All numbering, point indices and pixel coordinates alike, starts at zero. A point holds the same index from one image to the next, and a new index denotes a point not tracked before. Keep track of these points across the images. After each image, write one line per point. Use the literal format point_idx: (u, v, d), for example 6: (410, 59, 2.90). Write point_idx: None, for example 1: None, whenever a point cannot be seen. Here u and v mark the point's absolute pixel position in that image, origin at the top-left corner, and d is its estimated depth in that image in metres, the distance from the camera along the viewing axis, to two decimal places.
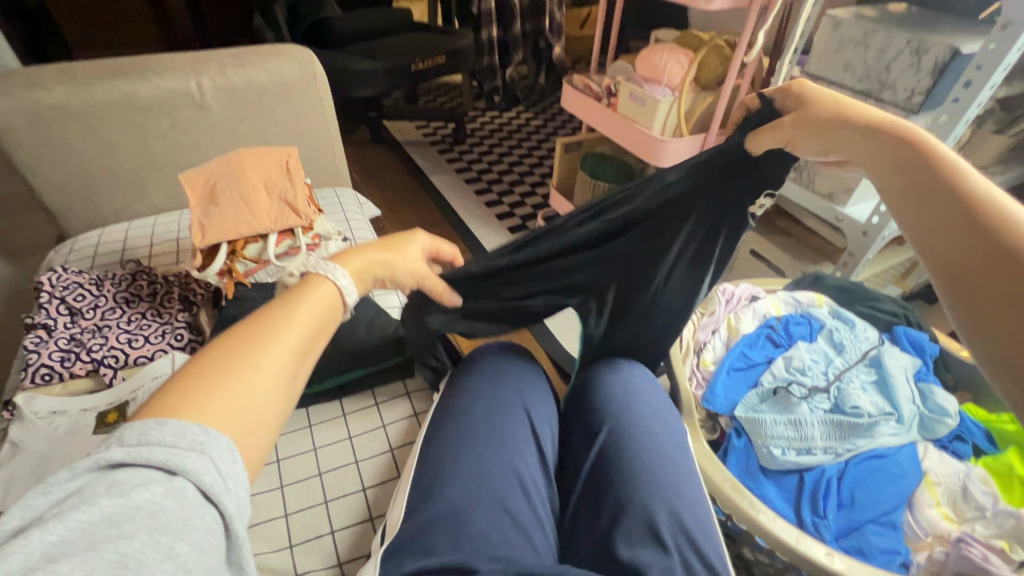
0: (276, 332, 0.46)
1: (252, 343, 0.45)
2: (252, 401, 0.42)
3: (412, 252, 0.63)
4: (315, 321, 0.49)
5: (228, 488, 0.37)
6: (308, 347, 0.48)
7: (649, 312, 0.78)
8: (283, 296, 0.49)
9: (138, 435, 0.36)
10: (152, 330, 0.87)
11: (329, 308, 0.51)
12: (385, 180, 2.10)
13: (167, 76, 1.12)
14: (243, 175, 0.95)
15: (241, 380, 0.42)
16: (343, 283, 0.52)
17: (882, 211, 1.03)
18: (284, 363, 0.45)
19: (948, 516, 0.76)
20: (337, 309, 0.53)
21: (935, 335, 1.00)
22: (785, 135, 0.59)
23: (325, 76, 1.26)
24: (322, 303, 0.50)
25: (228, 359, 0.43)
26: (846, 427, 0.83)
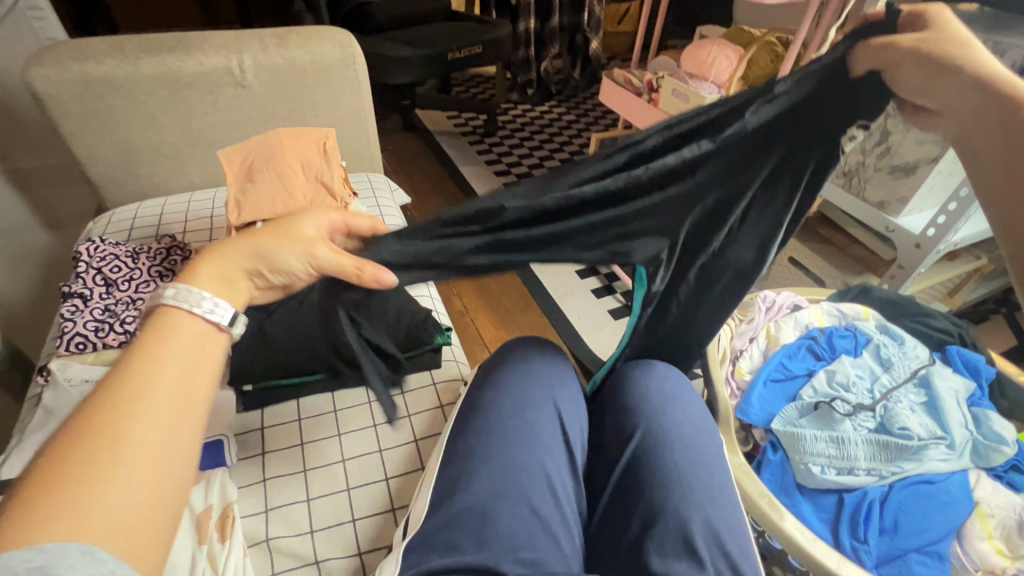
0: (125, 401, 0.43)
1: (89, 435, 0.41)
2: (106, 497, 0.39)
3: (302, 237, 0.54)
4: (180, 373, 0.46)
5: None
6: (178, 402, 0.45)
7: (709, 274, 0.66)
8: (125, 366, 0.45)
9: None
10: None
11: (194, 353, 0.48)
12: (415, 168, 2.09)
13: (210, 53, 1.12)
14: (282, 156, 0.95)
15: (90, 472, 0.39)
16: (202, 311, 0.49)
17: (940, 223, 0.98)
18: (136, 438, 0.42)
19: (1001, 551, 0.71)
20: (211, 349, 0.50)
21: (991, 357, 0.94)
22: (887, 57, 0.48)
23: (364, 60, 1.24)
24: (181, 351, 0.47)
25: (69, 452, 0.40)
26: (893, 449, 0.78)
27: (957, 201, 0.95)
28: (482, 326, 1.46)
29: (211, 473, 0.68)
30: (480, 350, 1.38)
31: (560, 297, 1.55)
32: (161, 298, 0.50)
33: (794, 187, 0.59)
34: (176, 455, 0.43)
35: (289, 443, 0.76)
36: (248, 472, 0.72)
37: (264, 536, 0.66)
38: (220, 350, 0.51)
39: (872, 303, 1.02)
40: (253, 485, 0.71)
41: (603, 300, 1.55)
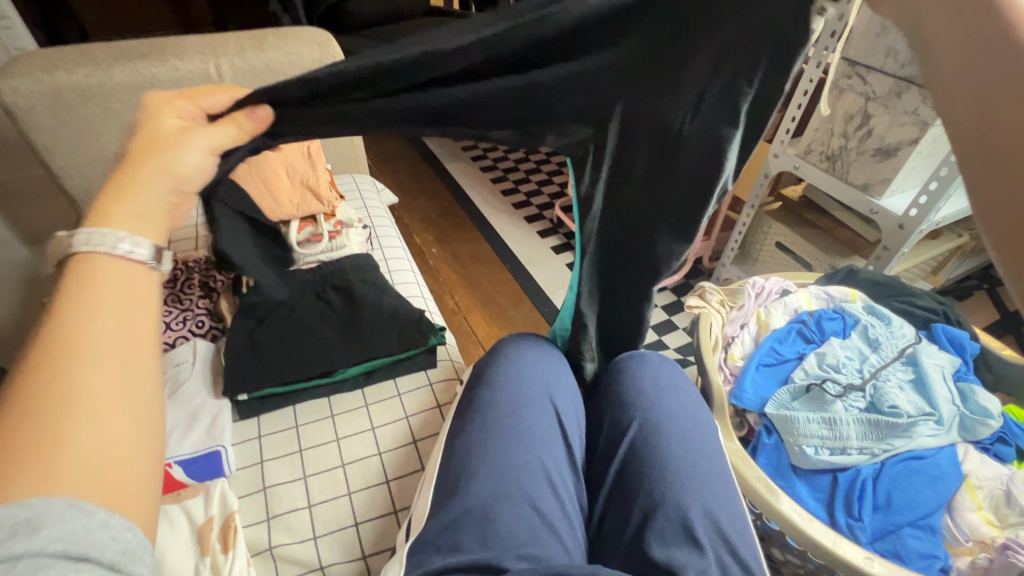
0: (66, 348, 0.40)
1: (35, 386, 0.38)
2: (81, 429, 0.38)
3: (177, 136, 0.52)
4: (124, 311, 0.45)
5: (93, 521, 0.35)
6: (128, 336, 0.43)
7: (658, 181, 0.59)
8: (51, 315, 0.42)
9: None
10: (173, 317, 0.87)
11: (135, 290, 0.47)
12: (400, 167, 2.08)
13: (187, 59, 1.10)
14: (266, 162, 0.94)
15: (55, 408, 0.38)
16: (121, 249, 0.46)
17: (921, 204, 1.00)
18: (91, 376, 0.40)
19: (990, 521, 0.73)
20: (147, 288, 0.48)
21: (975, 333, 0.96)
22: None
23: (344, 61, 1.24)
24: (121, 289, 0.45)
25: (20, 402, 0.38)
26: (884, 427, 0.80)
27: (938, 180, 0.96)
28: (475, 323, 1.46)
29: (211, 483, 0.69)
30: (474, 348, 1.38)
31: (551, 291, 1.56)
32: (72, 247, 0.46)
33: (745, 80, 0.51)
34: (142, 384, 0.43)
35: (288, 450, 0.75)
36: (247, 482, 0.72)
37: (266, 544, 0.66)
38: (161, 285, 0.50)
39: (859, 284, 1.04)
40: (252, 494, 0.71)
41: None
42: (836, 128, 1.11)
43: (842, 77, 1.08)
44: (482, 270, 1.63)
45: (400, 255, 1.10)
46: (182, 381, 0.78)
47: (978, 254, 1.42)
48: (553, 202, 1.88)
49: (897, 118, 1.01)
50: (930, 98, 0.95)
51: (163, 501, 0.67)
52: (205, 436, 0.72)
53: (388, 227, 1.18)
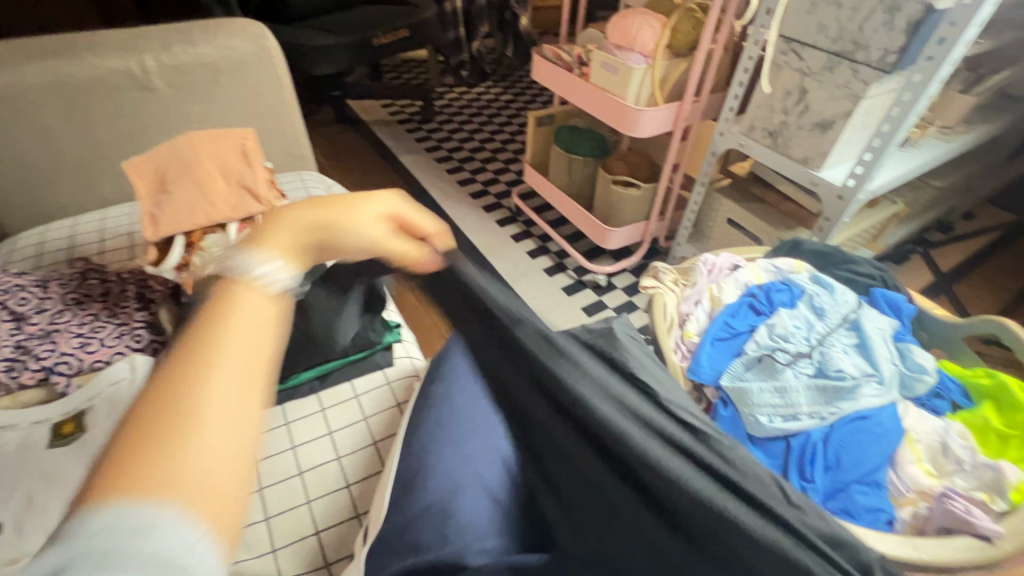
0: (203, 354, 0.34)
1: (175, 384, 0.33)
2: (203, 446, 0.32)
3: (367, 218, 0.45)
4: (252, 332, 0.36)
5: (194, 544, 0.30)
6: (240, 372, 0.35)
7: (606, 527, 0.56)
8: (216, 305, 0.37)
9: (87, 537, 0.28)
10: (108, 332, 0.81)
11: (267, 322, 0.38)
12: (352, 162, 2.02)
13: (106, 56, 1.03)
14: (197, 162, 0.89)
15: (156, 450, 0.31)
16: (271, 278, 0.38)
17: (858, 174, 1.04)
18: (219, 385, 0.33)
19: (930, 472, 0.77)
20: (281, 309, 0.39)
21: (911, 295, 1.01)
22: None
23: (280, 53, 1.18)
24: (256, 317, 0.37)
25: (162, 404, 0.32)
26: (831, 391, 0.83)
27: (871, 151, 1.01)
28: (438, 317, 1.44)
29: None
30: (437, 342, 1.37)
31: (513, 280, 1.55)
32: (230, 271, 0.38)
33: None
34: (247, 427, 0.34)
35: None
36: None
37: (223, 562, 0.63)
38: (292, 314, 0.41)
39: (803, 256, 1.07)
40: None
41: (556, 278, 1.56)
42: (776, 104, 1.14)
43: (779, 54, 1.10)
44: None
45: None
46: (121, 400, 0.73)
47: (912, 219, 1.50)
48: (510, 190, 1.87)
49: (831, 92, 1.04)
50: (860, 71, 0.98)
51: None
52: None
53: None
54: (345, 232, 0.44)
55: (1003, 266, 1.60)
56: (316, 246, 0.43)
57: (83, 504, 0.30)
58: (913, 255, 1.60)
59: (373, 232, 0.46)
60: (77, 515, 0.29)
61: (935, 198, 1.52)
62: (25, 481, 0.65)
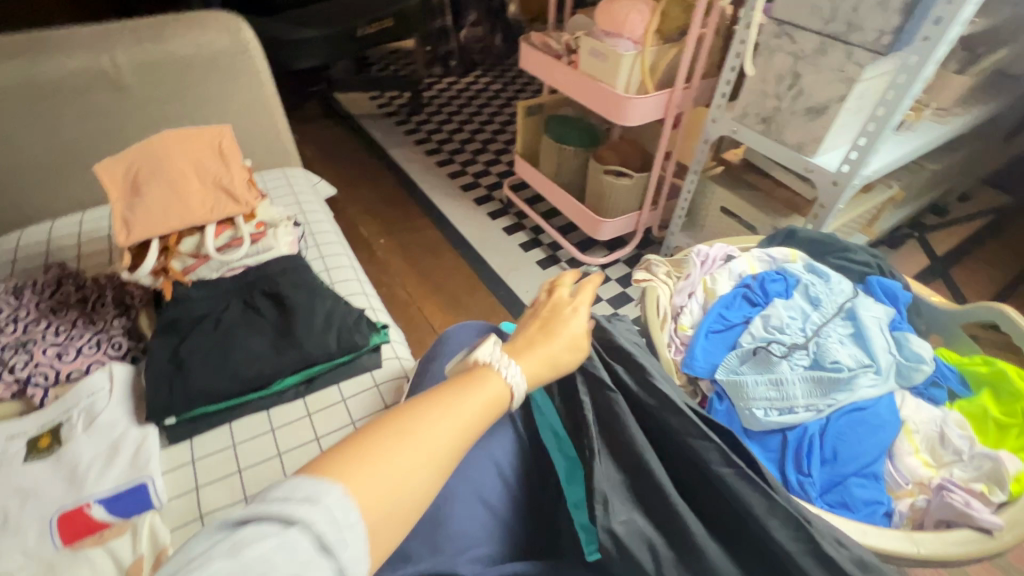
0: (438, 401, 0.46)
1: (411, 409, 0.45)
2: (394, 471, 0.41)
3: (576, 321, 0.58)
4: (475, 416, 0.46)
5: (340, 540, 0.37)
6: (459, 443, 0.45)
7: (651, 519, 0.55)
8: (465, 379, 0.49)
9: (286, 490, 0.38)
10: (85, 341, 0.79)
11: (489, 405, 0.48)
12: (340, 156, 1.98)
13: (75, 53, 0.99)
14: (172, 163, 0.86)
15: (388, 444, 0.42)
16: (509, 375, 0.50)
17: (853, 159, 1.02)
18: (431, 427, 0.44)
19: (927, 462, 0.76)
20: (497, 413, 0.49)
21: (907, 283, 0.99)
22: None
23: (259, 46, 1.15)
24: (485, 398, 0.48)
25: (395, 419, 0.44)
26: (826, 382, 0.81)
27: (866, 136, 0.99)
28: (430, 313, 1.42)
29: (137, 519, 0.63)
30: (430, 338, 1.35)
31: (505, 274, 1.53)
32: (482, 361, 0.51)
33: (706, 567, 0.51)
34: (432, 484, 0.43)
35: (226, 472, 0.70)
36: (183, 512, 0.66)
37: None
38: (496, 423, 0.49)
39: (798, 245, 1.06)
40: (188, 525, 0.66)
41: (549, 271, 1.54)
42: (769, 89, 1.11)
43: (771, 37, 1.07)
44: (433, 258, 1.58)
45: (338, 250, 1.05)
46: (98, 412, 0.71)
47: (908, 203, 1.49)
48: (501, 182, 1.84)
49: (825, 76, 1.01)
50: (855, 54, 0.95)
51: (82, 546, 0.60)
52: (129, 468, 0.67)
53: (323, 223, 1.12)
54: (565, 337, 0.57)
55: (999, 248, 1.59)
56: (548, 366, 0.54)
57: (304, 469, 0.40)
58: (909, 239, 1.59)
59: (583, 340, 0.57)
60: (294, 472, 0.39)
61: (931, 181, 1.50)
62: (1, 497, 0.63)
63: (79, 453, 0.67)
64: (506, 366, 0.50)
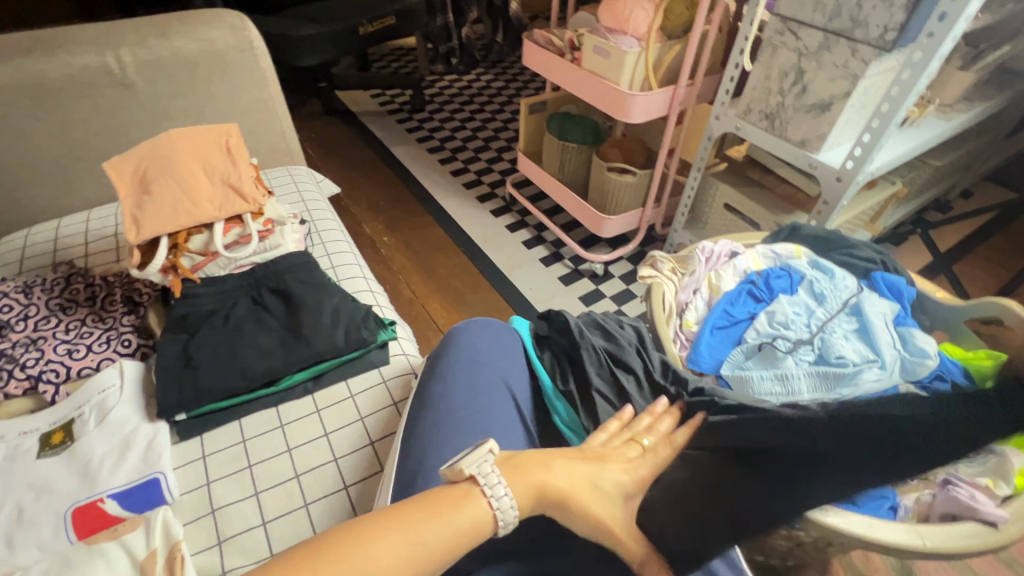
0: (407, 520, 0.47)
1: (380, 524, 0.46)
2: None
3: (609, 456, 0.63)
4: (449, 537, 0.48)
5: None
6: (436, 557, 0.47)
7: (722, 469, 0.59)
8: (443, 497, 0.50)
9: None
10: (95, 338, 0.79)
11: (460, 535, 0.49)
12: (343, 154, 1.98)
13: (79, 52, 0.99)
14: (179, 161, 0.87)
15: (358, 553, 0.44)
16: (497, 503, 0.51)
17: (857, 155, 1.02)
18: (391, 546, 0.45)
19: None
20: (478, 535, 0.51)
21: (911, 278, 0.99)
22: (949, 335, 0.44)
23: (262, 44, 1.15)
24: (458, 525, 0.49)
25: (359, 534, 0.45)
26: (832, 377, 0.82)
27: (870, 132, 0.99)
28: (435, 310, 1.43)
29: (149, 514, 0.63)
30: (434, 335, 1.35)
31: (509, 271, 1.53)
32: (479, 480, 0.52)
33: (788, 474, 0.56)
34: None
35: (235, 468, 0.71)
36: (194, 506, 0.67)
37: (219, 568, 0.63)
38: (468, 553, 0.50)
39: (802, 241, 1.06)
40: (200, 519, 0.66)
41: (552, 268, 1.54)
42: (773, 86, 1.11)
43: (775, 34, 1.08)
44: (437, 255, 1.59)
45: (344, 248, 1.05)
46: (109, 408, 0.71)
47: (911, 199, 1.49)
48: (504, 179, 1.84)
49: (829, 73, 1.02)
50: (859, 51, 0.96)
51: (97, 540, 0.60)
52: (140, 463, 0.67)
53: (329, 220, 1.12)
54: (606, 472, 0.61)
55: (1001, 243, 1.59)
56: (540, 492, 0.56)
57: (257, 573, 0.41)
58: (911, 235, 1.60)
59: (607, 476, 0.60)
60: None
61: (933, 176, 1.50)
62: (14, 493, 0.64)
63: (92, 448, 0.68)
64: (495, 488, 0.52)
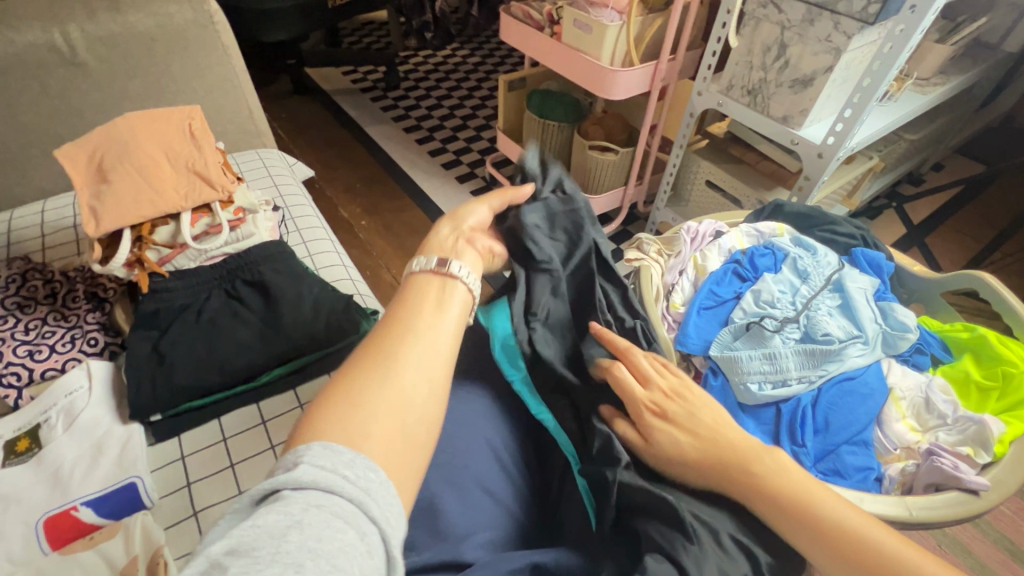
0: (381, 336, 0.47)
1: (373, 351, 0.46)
2: (381, 401, 0.42)
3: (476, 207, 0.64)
4: (427, 318, 0.49)
5: (354, 478, 0.37)
6: (425, 335, 0.47)
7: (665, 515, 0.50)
8: (400, 305, 0.50)
9: (294, 458, 0.37)
10: (58, 338, 0.75)
11: (444, 309, 0.51)
12: (315, 135, 1.91)
13: (22, 28, 0.92)
14: (136, 146, 0.81)
15: (344, 412, 0.41)
16: (439, 270, 0.53)
17: (838, 131, 1.02)
18: (409, 361, 0.45)
19: (913, 428, 0.79)
20: (451, 299, 0.52)
21: (890, 254, 1.00)
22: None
23: (224, 19, 1.09)
24: (433, 305, 0.51)
25: (354, 367, 0.45)
26: (818, 355, 0.83)
27: (852, 107, 0.99)
28: None
29: (127, 521, 0.61)
30: None
31: None
32: (412, 275, 0.54)
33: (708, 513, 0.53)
34: (433, 408, 0.44)
35: (218, 467, 0.69)
36: (175, 510, 0.65)
37: None
38: (463, 311, 0.52)
39: (784, 219, 1.06)
40: (183, 523, 0.64)
41: None
42: (755, 61, 1.10)
43: (758, 6, 1.06)
44: (418, 239, 1.55)
45: (320, 235, 1.01)
46: (78, 412, 0.68)
47: (887, 173, 1.51)
48: (484, 159, 1.80)
49: (812, 47, 1.00)
50: (841, 23, 0.94)
51: (70, 551, 0.58)
52: (115, 468, 0.64)
53: (304, 206, 1.08)
54: (474, 215, 0.63)
55: (971, 217, 1.63)
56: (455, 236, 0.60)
57: (294, 443, 0.40)
58: (886, 209, 1.63)
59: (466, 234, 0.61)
60: (283, 453, 0.39)
61: (907, 151, 1.52)
62: None
63: (61, 455, 0.64)
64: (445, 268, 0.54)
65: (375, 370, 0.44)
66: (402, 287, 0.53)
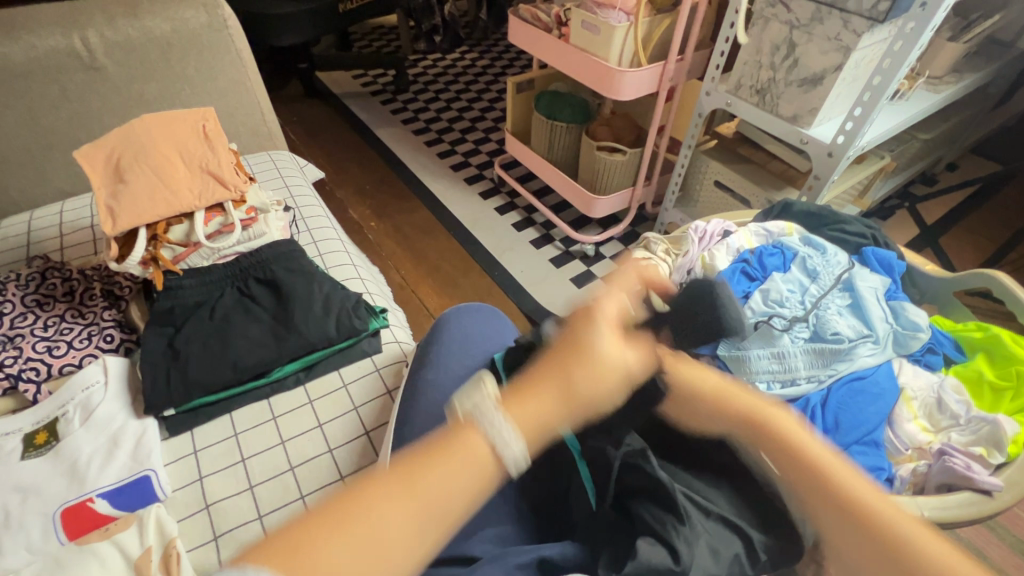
0: (391, 472, 0.41)
1: (373, 490, 0.40)
2: (338, 562, 0.36)
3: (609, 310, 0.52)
4: (449, 478, 0.40)
5: None
6: (435, 506, 0.39)
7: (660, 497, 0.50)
8: (439, 443, 0.43)
9: None
10: (75, 334, 0.77)
11: (475, 470, 0.41)
12: (326, 138, 1.93)
13: (43, 34, 0.94)
14: (152, 147, 0.83)
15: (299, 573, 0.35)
16: (498, 427, 0.42)
17: (848, 130, 1.01)
18: (395, 524, 0.38)
19: (925, 428, 0.78)
20: (490, 470, 0.41)
21: (901, 253, 0.99)
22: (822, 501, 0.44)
23: (237, 23, 1.11)
24: (472, 467, 0.41)
25: (347, 501, 0.40)
26: (828, 354, 0.82)
27: (862, 106, 0.98)
28: (425, 296, 1.41)
29: (143, 512, 0.62)
30: (425, 321, 1.34)
31: (500, 254, 1.52)
32: (473, 403, 0.44)
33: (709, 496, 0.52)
34: None
35: (230, 462, 0.70)
36: (187, 503, 0.66)
37: (216, 564, 0.62)
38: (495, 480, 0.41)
39: (793, 218, 1.06)
40: (195, 515, 0.65)
41: (543, 250, 1.53)
42: (764, 60, 1.09)
43: (766, 6, 1.05)
44: (427, 240, 1.56)
45: (331, 235, 1.02)
46: (95, 406, 0.69)
47: (899, 173, 1.49)
48: (492, 161, 1.81)
49: (821, 46, 1.00)
50: (850, 22, 0.94)
51: (88, 540, 0.59)
52: (131, 461, 0.66)
53: (314, 206, 1.09)
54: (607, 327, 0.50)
55: (987, 217, 1.61)
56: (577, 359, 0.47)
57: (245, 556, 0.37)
58: (899, 209, 1.61)
59: (595, 346, 0.47)
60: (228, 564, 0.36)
61: (920, 151, 1.50)
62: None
63: (78, 447, 0.66)
64: (492, 418, 0.42)
65: (357, 525, 0.37)
66: (454, 413, 0.45)
